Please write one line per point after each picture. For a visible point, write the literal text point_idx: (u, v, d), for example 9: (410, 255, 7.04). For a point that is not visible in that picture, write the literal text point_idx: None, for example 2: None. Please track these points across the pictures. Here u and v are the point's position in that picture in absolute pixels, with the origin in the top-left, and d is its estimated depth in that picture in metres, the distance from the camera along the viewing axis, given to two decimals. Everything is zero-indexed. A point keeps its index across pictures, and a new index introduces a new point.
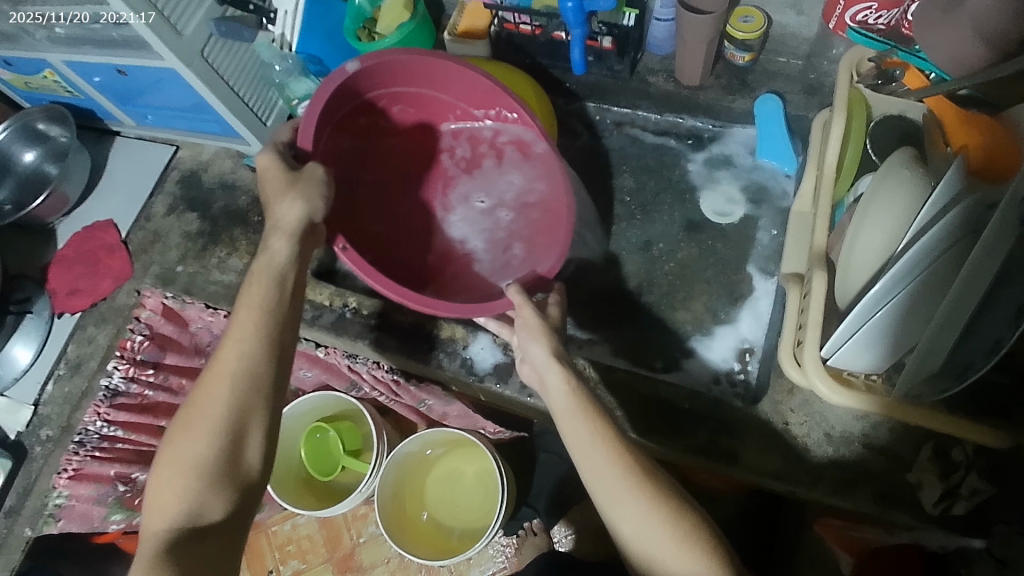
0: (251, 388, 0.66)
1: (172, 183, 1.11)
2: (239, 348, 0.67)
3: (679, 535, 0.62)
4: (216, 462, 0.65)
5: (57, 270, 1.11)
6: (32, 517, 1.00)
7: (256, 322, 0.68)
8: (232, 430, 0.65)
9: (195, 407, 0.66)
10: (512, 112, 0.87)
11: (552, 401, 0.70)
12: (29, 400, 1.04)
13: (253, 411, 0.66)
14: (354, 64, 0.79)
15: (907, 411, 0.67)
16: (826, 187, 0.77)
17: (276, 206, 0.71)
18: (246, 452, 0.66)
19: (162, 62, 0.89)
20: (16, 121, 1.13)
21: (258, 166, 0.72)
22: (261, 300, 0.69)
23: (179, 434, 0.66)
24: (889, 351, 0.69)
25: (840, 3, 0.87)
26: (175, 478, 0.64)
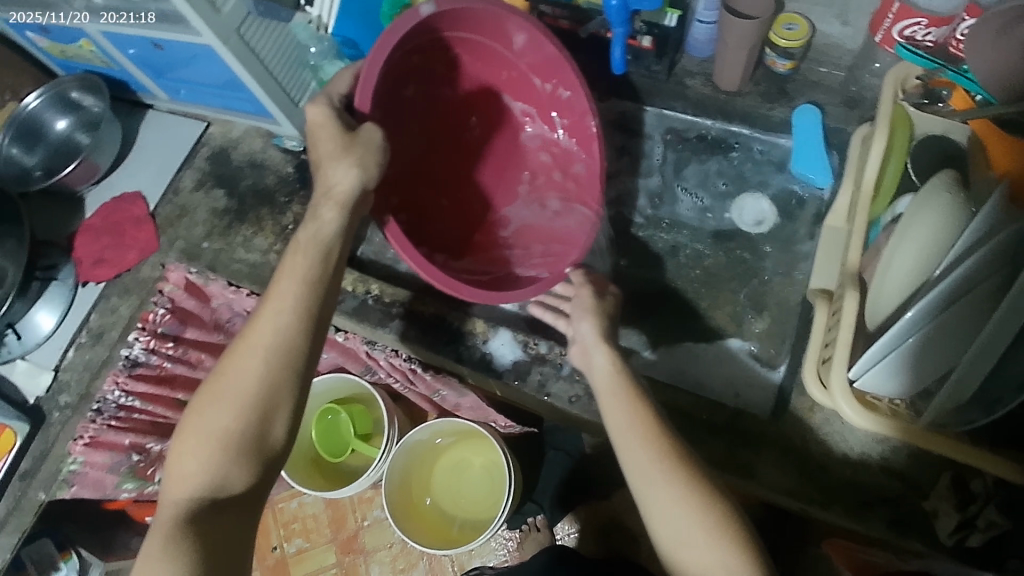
0: (284, 361, 0.66)
1: (202, 159, 1.12)
2: (276, 320, 0.67)
3: (710, 524, 0.61)
4: (242, 435, 0.65)
5: (84, 239, 1.08)
6: (45, 481, 1.00)
7: (296, 296, 0.68)
8: (261, 404, 0.65)
9: (225, 376, 0.66)
10: (569, 88, 0.86)
11: (597, 381, 0.73)
12: (51, 365, 1.04)
13: (283, 385, 0.66)
14: (429, 6, 0.77)
15: (932, 439, 0.65)
16: (863, 204, 0.76)
17: (329, 172, 0.71)
18: (272, 427, 0.66)
19: (200, 39, 0.89)
20: (50, 88, 1.11)
21: (311, 122, 0.73)
22: (305, 272, 0.69)
23: (207, 402, 0.66)
24: (919, 377, 0.68)
25: (889, 15, 0.87)
26: (199, 446, 0.64)
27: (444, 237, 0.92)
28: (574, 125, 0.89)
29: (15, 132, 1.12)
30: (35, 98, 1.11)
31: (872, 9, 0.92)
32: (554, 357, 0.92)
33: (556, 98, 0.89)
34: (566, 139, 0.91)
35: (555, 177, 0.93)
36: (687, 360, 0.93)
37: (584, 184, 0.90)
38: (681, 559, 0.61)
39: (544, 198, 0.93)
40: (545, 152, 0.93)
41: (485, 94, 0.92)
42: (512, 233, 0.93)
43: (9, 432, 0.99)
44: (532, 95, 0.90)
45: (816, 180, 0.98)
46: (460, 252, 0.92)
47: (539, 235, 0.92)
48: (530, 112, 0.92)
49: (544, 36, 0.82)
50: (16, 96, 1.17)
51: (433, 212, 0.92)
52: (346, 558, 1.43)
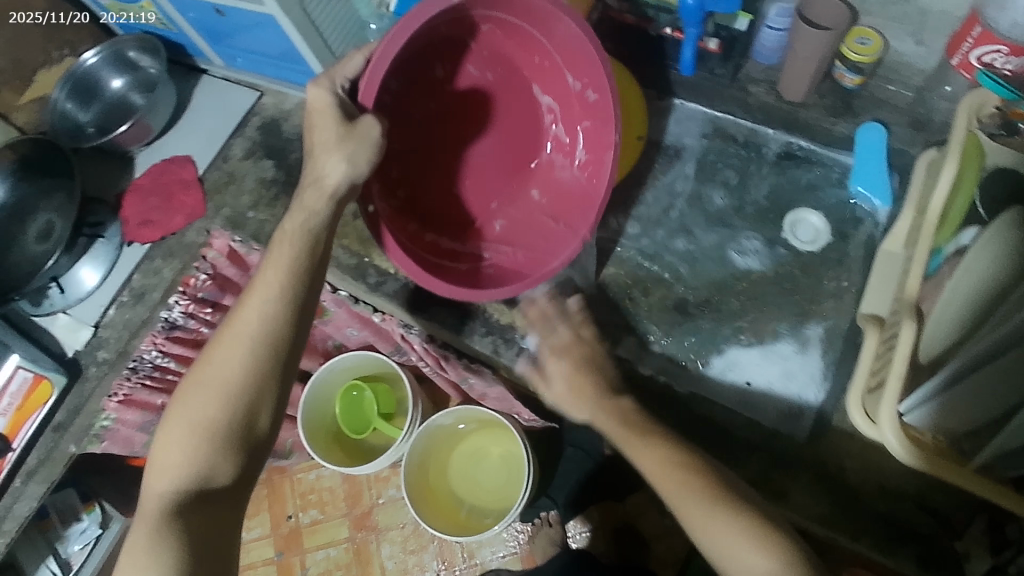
0: (268, 355, 0.67)
1: (253, 128, 1.12)
2: (260, 309, 0.67)
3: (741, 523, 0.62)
4: (227, 425, 0.66)
5: (131, 199, 1.09)
6: (78, 434, 1.01)
7: (280, 285, 0.68)
8: (245, 396, 0.66)
9: (208, 366, 0.67)
10: (598, 91, 0.84)
11: (612, 411, 0.76)
12: (91, 321, 1.03)
13: (265, 376, 0.67)
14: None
15: (963, 474, 0.64)
16: (926, 234, 0.74)
17: (319, 161, 0.70)
18: (257, 419, 0.67)
19: (262, 7, 0.89)
20: (109, 46, 1.12)
21: (313, 107, 0.72)
22: (288, 262, 0.69)
23: (190, 393, 0.67)
24: (971, 415, 0.67)
25: (969, 39, 0.83)
26: (181, 437, 0.66)
27: (444, 221, 0.91)
28: (593, 130, 0.87)
29: (70, 88, 1.12)
30: (93, 55, 1.11)
31: (950, 29, 0.89)
32: None
33: (584, 98, 0.86)
34: (584, 140, 0.89)
35: (564, 177, 0.92)
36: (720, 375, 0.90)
37: (587, 192, 0.88)
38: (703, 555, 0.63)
39: (553, 197, 0.92)
40: (561, 149, 0.92)
41: (514, 78, 0.88)
42: (511, 226, 0.92)
43: (46, 384, 0.99)
44: (561, 89, 0.88)
45: (875, 202, 0.95)
46: (456, 237, 0.91)
47: (536, 231, 0.91)
48: (555, 107, 0.90)
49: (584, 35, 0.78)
50: (74, 52, 1.17)
51: (432, 189, 0.91)
52: (358, 534, 1.44)
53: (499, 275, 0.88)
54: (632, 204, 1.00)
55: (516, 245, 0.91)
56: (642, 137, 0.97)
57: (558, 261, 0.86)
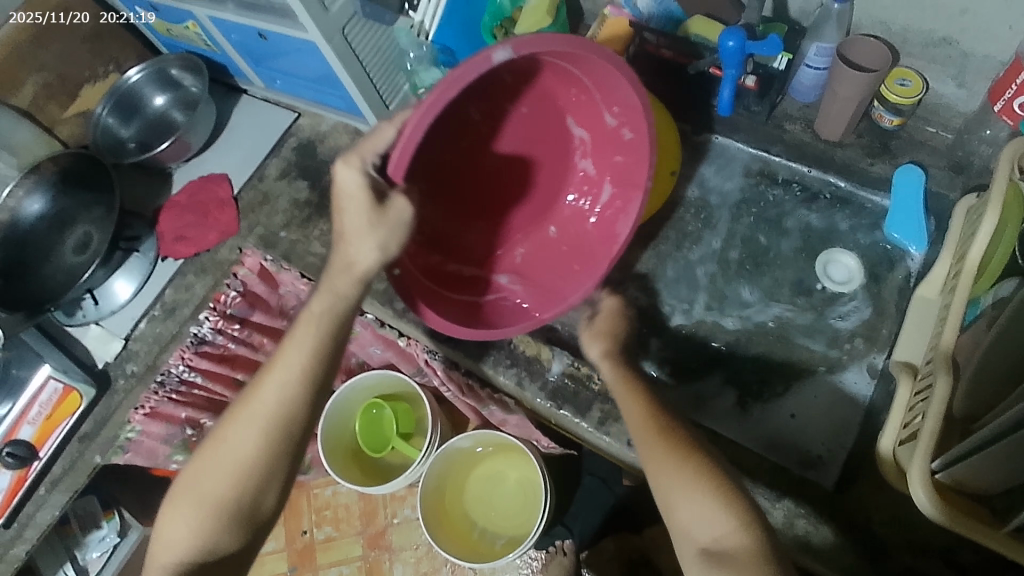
0: (280, 440, 0.68)
1: (288, 149, 1.13)
2: (276, 395, 0.68)
3: (698, 484, 0.64)
4: (235, 505, 0.68)
5: (168, 214, 1.11)
6: (103, 445, 1.02)
7: (299, 373, 0.68)
8: (254, 479, 0.67)
9: (218, 447, 0.68)
10: (634, 131, 0.79)
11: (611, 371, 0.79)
12: (122, 333, 1.05)
13: (275, 460, 0.68)
14: (504, 53, 0.62)
15: (984, 535, 0.63)
16: (964, 283, 0.73)
17: (350, 244, 0.66)
18: (263, 500, 0.69)
19: (304, 34, 0.91)
20: (153, 65, 1.13)
21: (340, 183, 0.65)
22: (307, 343, 0.68)
23: (200, 469, 0.69)
24: (1005, 475, 0.66)
25: (1013, 86, 0.82)
26: (189, 514, 0.68)
27: (465, 250, 0.91)
28: (624, 165, 0.84)
29: (113, 103, 1.15)
30: (136, 72, 1.14)
31: (992, 74, 0.88)
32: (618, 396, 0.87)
33: (620, 137, 0.82)
34: (614, 175, 0.86)
35: (591, 207, 0.89)
36: (747, 417, 0.88)
37: (610, 227, 0.87)
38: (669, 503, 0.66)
39: (577, 225, 0.91)
40: (588, 179, 0.89)
41: (548, 110, 0.83)
42: (532, 254, 0.92)
43: (75, 395, 0.99)
44: (595, 123, 0.83)
45: (909, 246, 0.93)
46: (476, 262, 0.91)
47: (556, 262, 0.91)
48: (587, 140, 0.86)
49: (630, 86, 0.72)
50: (119, 68, 1.20)
51: (457, 217, 0.90)
52: (371, 552, 1.44)
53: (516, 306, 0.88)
54: (661, 239, 1.00)
55: (536, 275, 0.91)
56: (674, 173, 0.97)
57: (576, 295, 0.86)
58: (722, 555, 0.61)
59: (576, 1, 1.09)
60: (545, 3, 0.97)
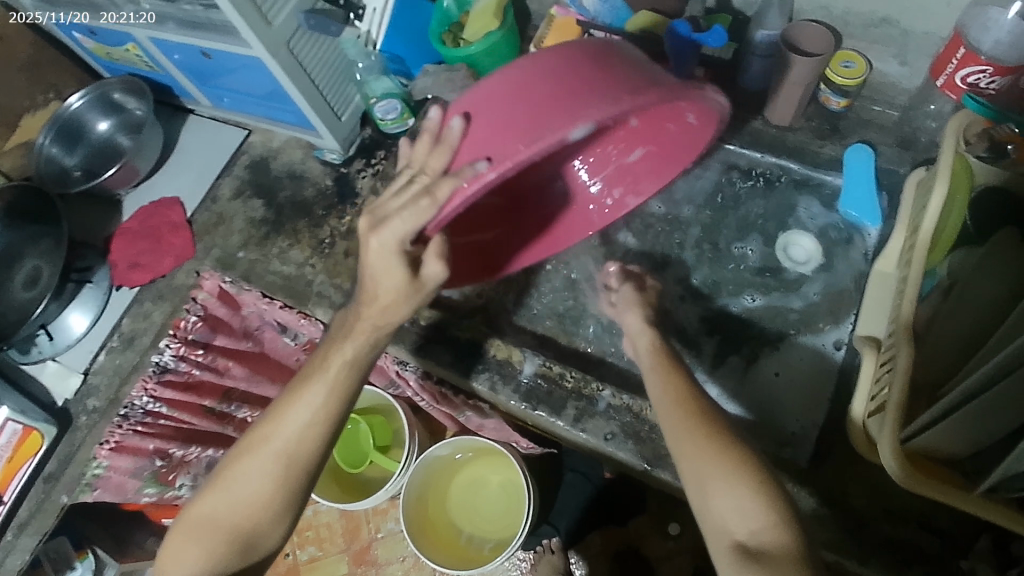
0: (298, 471, 0.65)
1: (241, 167, 1.11)
2: (295, 425, 0.65)
3: (729, 472, 0.60)
4: (244, 539, 0.65)
5: (120, 242, 1.08)
6: (69, 483, 0.99)
7: (321, 404, 0.66)
8: (268, 511, 0.65)
9: (231, 479, 0.65)
10: (700, 121, 0.73)
11: (639, 361, 0.79)
12: (80, 368, 1.03)
13: (291, 491, 0.65)
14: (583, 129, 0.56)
15: (960, 498, 0.64)
16: (919, 256, 0.74)
17: (386, 303, 0.64)
18: (266, 538, 0.66)
19: (249, 50, 0.89)
20: (94, 90, 1.10)
21: (372, 260, 0.61)
22: (339, 383, 0.66)
23: (208, 501, 0.66)
24: (974, 438, 0.67)
25: (954, 60, 0.83)
26: (188, 546, 0.64)
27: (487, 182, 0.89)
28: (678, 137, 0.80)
29: (56, 131, 1.10)
30: (78, 98, 1.10)
31: (933, 52, 0.90)
32: (591, 391, 0.86)
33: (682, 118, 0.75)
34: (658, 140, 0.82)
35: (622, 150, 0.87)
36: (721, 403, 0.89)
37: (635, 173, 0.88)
38: (708, 497, 0.60)
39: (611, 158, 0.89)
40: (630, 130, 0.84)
41: None
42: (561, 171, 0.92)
43: (36, 434, 0.97)
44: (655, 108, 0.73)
45: (865, 223, 0.94)
46: (500, 188, 0.90)
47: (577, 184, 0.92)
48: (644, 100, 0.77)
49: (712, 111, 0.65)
50: (60, 96, 1.16)
51: None
52: (357, 569, 1.42)
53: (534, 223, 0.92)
54: (623, 234, 1.00)
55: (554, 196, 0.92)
56: None
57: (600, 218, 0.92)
58: (761, 553, 0.55)
59: (523, 3, 1.09)
60: (491, 6, 0.98)
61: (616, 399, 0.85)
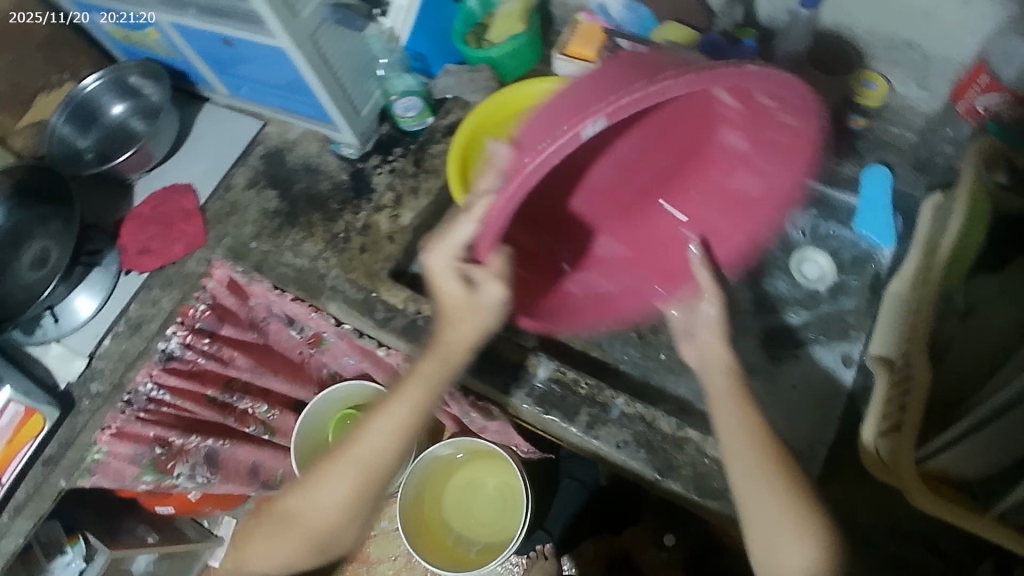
0: (376, 476, 0.73)
1: (257, 157, 1.10)
2: (377, 437, 0.72)
3: (792, 513, 0.65)
4: (333, 523, 0.75)
5: (130, 226, 1.07)
6: (69, 468, 0.98)
7: (400, 420, 0.72)
8: (352, 504, 0.74)
9: (319, 481, 0.74)
10: (796, 118, 0.65)
11: (707, 375, 0.75)
12: (85, 351, 1.01)
13: (370, 489, 0.74)
14: (596, 125, 0.56)
15: (973, 522, 0.66)
16: (936, 278, 0.75)
17: (451, 321, 0.70)
18: (354, 519, 0.76)
19: (273, 41, 0.88)
20: (111, 72, 1.09)
21: (427, 268, 0.69)
22: (416, 401, 0.72)
23: (302, 495, 0.75)
24: (990, 461, 0.68)
25: (977, 85, 0.83)
26: (286, 530, 0.77)
27: (591, 226, 0.91)
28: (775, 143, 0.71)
29: (69, 113, 1.09)
30: (93, 80, 1.09)
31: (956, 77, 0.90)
32: (604, 399, 0.87)
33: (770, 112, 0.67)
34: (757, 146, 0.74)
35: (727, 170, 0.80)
36: None
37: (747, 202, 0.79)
38: (774, 544, 0.65)
39: (714, 181, 0.83)
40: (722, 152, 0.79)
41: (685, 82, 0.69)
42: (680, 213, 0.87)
43: (38, 417, 0.95)
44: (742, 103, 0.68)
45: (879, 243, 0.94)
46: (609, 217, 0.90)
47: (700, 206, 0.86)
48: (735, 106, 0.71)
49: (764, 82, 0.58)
50: (75, 76, 1.15)
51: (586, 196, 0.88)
52: (348, 566, 1.42)
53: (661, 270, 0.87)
54: None
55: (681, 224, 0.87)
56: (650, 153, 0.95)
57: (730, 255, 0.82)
58: None
59: (547, 7, 1.09)
60: (517, 10, 1.00)
61: (629, 407, 0.86)
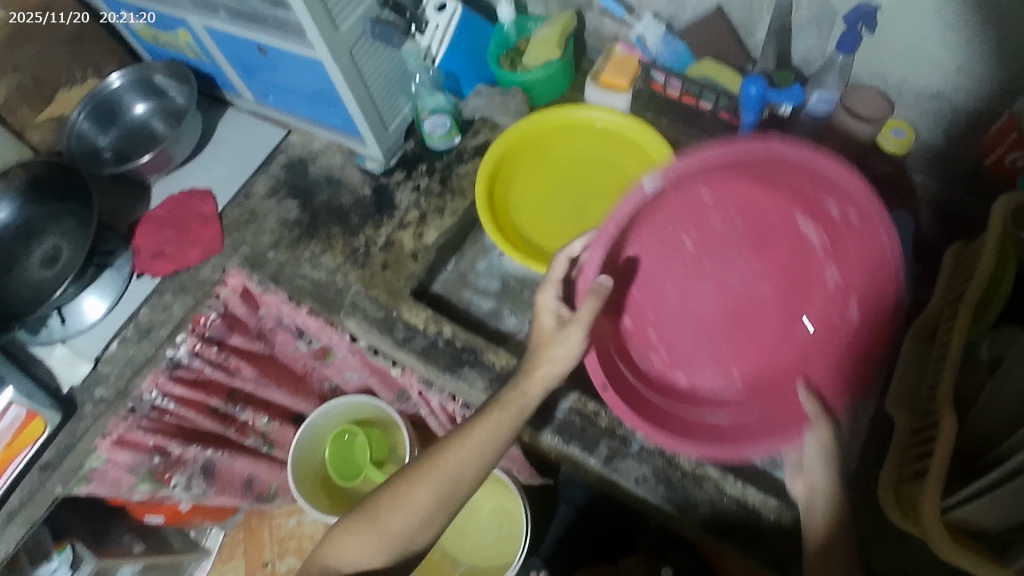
0: (453, 494, 0.72)
1: (278, 166, 1.09)
2: (459, 455, 0.72)
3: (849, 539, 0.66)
4: (401, 537, 0.72)
5: (146, 229, 1.05)
6: (66, 474, 0.95)
7: (481, 441, 0.72)
8: (424, 519, 0.72)
9: (405, 487, 0.72)
10: (860, 209, 0.73)
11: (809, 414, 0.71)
12: (91, 354, 0.99)
13: (445, 507, 0.72)
14: (652, 182, 0.78)
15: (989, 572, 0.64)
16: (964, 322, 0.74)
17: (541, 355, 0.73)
18: (420, 538, 0.73)
19: (311, 51, 0.88)
20: (136, 71, 1.08)
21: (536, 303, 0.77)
22: (498, 427, 0.72)
23: (379, 502, 0.73)
24: (1010, 511, 0.66)
25: (1006, 139, 0.85)
26: (364, 537, 0.73)
27: (699, 382, 0.81)
28: (854, 244, 0.75)
29: (91, 110, 1.08)
30: (118, 77, 1.08)
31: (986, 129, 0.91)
32: (625, 431, 0.86)
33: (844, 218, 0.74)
34: (854, 263, 0.75)
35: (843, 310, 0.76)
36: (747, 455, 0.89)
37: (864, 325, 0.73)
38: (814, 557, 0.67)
39: (831, 324, 0.77)
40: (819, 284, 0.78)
41: (766, 210, 0.80)
42: (801, 363, 0.78)
43: (39, 420, 0.91)
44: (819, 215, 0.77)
45: None
46: (730, 379, 0.81)
47: (826, 358, 0.77)
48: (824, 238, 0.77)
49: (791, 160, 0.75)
50: (98, 73, 1.14)
51: (699, 347, 0.82)
52: None
53: (776, 418, 0.76)
54: None
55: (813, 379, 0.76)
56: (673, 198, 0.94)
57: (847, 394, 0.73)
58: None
59: (581, 35, 1.10)
60: (555, 36, 0.99)
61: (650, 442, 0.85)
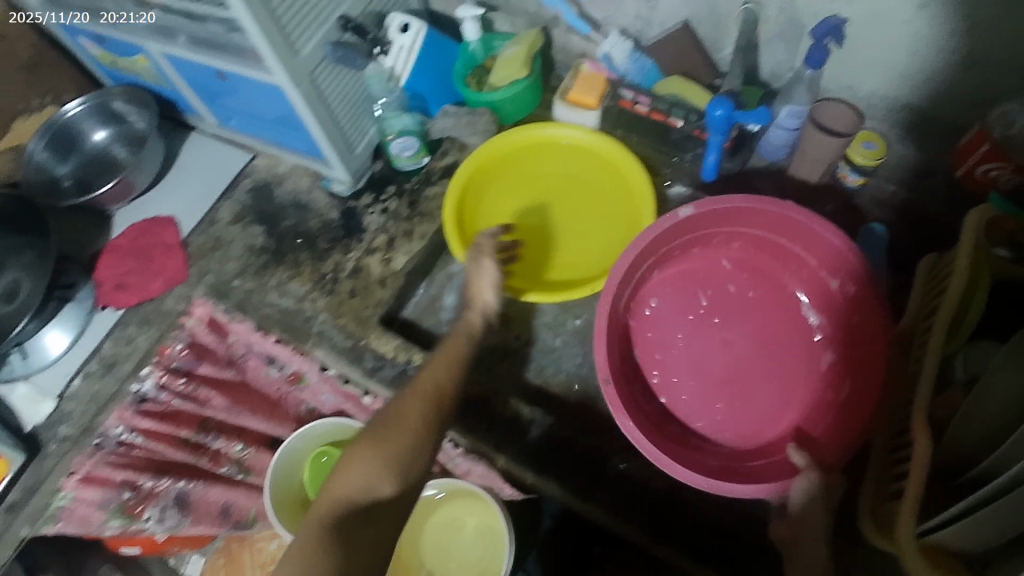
0: (437, 408, 0.71)
1: (243, 191, 1.07)
2: (434, 374, 0.74)
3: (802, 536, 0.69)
4: (403, 451, 0.66)
5: (108, 260, 1.03)
6: (32, 515, 0.92)
7: (447, 367, 0.75)
8: (420, 432, 0.68)
9: (390, 411, 0.70)
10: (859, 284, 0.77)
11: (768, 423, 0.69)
12: (54, 392, 0.96)
13: (435, 423, 0.70)
14: (687, 210, 0.82)
15: None
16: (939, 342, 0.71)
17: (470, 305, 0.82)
18: (420, 458, 0.68)
19: (270, 76, 0.85)
20: (94, 97, 1.05)
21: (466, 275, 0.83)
22: (452, 353, 0.77)
23: (369, 431, 0.68)
24: (990, 536, 0.60)
25: (975, 151, 0.82)
26: (367, 454, 0.65)
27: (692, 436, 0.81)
28: (853, 324, 0.78)
29: (48, 140, 1.05)
30: (76, 105, 1.05)
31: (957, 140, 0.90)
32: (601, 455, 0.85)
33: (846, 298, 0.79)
34: (850, 337, 0.79)
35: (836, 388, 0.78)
36: None
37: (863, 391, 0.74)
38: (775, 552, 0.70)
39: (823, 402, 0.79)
40: (818, 362, 0.80)
41: (774, 285, 0.85)
42: (793, 430, 0.78)
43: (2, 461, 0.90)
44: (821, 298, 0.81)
45: None
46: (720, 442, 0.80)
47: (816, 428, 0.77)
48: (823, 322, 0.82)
49: (812, 224, 0.79)
50: (57, 101, 1.11)
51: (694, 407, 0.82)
52: None
53: (766, 472, 0.75)
54: None
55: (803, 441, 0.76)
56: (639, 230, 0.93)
57: (840, 451, 0.72)
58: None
59: (549, 52, 1.08)
60: (522, 54, 0.98)
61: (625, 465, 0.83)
